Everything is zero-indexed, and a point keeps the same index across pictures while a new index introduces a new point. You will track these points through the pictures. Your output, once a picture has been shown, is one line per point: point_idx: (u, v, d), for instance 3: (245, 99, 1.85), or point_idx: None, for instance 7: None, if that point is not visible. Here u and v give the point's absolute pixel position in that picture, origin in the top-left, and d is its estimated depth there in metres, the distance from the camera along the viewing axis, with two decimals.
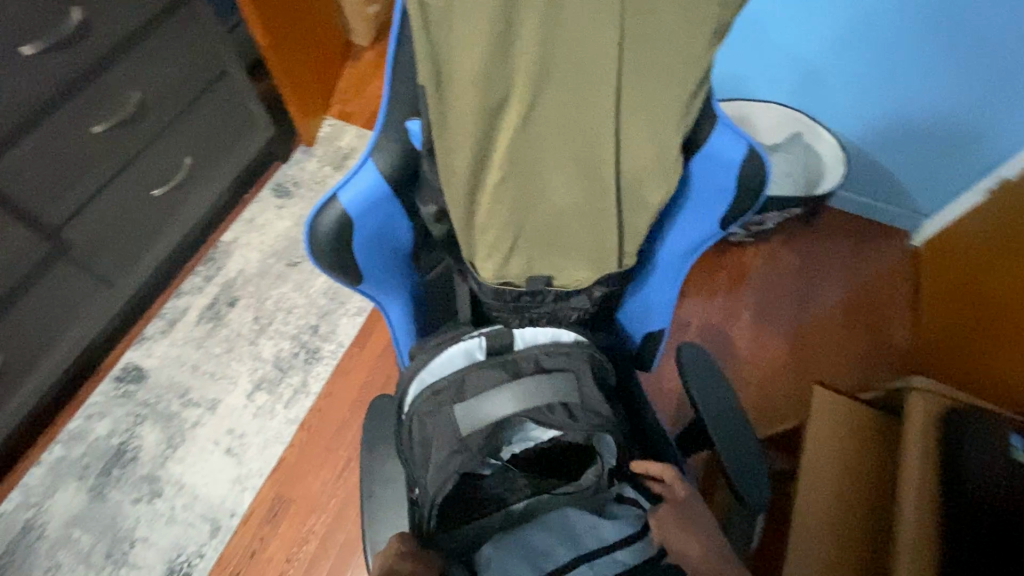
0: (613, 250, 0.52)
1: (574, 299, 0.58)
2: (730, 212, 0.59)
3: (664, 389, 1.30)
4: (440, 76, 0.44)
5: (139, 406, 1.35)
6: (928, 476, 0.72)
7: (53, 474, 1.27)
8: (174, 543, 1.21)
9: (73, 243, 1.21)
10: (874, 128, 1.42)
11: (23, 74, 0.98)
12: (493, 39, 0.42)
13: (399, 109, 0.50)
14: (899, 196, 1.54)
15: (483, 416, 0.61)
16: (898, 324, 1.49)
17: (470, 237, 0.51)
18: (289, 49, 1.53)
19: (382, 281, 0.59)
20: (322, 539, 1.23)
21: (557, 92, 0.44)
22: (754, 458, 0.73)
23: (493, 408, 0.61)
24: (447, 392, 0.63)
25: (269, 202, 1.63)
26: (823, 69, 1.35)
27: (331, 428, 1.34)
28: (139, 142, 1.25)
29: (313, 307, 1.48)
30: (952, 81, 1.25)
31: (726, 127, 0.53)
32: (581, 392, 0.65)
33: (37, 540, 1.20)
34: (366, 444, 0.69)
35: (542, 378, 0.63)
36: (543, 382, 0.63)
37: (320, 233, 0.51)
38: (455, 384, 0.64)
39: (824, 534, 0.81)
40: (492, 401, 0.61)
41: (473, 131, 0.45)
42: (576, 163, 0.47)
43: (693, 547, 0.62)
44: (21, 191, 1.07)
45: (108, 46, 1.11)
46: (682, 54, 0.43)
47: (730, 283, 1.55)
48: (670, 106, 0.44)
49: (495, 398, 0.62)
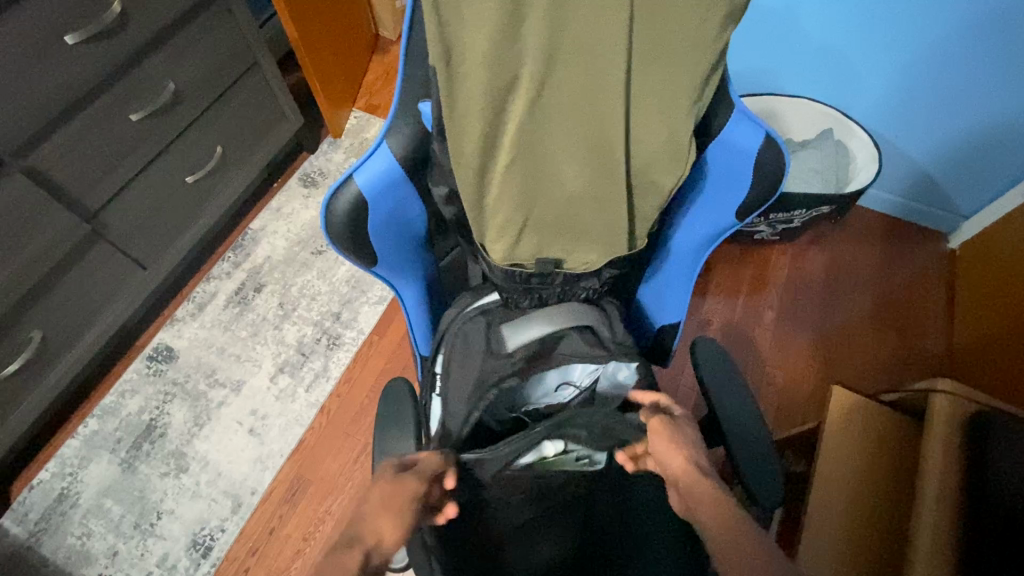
0: (624, 234, 0.51)
1: (583, 281, 0.58)
2: (745, 203, 0.58)
3: (681, 387, 1.29)
4: (450, 56, 0.44)
5: (169, 385, 1.40)
6: (950, 480, 0.70)
7: (87, 446, 1.33)
8: (198, 517, 1.26)
9: (110, 227, 1.26)
10: (911, 125, 1.37)
11: (66, 63, 1.03)
12: (505, 21, 0.42)
13: (413, 93, 0.50)
14: (934, 196, 1.48)
15: (522, 332, 0.62)
16: (930, 327, 1.44)
17: (479, 219, 0.52)
18: (318, 41, 1.56)
19: (396, 263, 0.60)
20: (338, 520, 1.26)
21: (567, 75, 0.44)
22: (767, 454, 0.72)
23: (528, 325, 0.63)
24: (492, 313, 0.65)
25: (296, 192, 1.67)
26: (857, 64, 1.31)
27: (350, 412, 1.37)
28: (173, 131, 1.30)
29: (336, 294, 1.52)
30: (994, 76, 1.20)
31: (743, 114, 0.52)
32: (610, 327, 0.66)
33: (71, 508, 1.26)
34: (379, 425, 0.71)
35: (576, 305, 0.65)
36: (569, 312, 0.64)
37: (335, 214, 0.52)
38: (499, 308, 0.66)
39: (838, 534, 0.79)
40: (530, 318, 0.63)
41: (484, 114, 0.45)
42: (587, 147, 0.47)
43: (674, 465, 0.60)
44: (62, 176, 1.12)
45: (146, 36, 1.15)
46: (694, 38, 0.42)
47: (754, 281, 1.52)
48: (682, 90, 0.44)
49: (533, 318, 0.63)
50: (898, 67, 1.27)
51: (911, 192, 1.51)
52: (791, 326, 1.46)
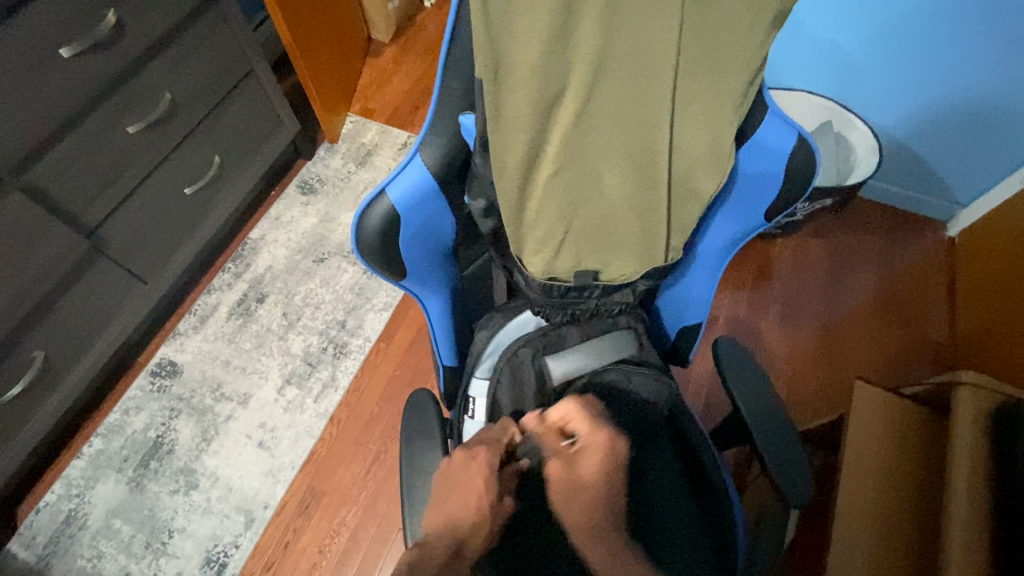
0: (663, 244, 0.51)
1: (617, 294, 0.57)
2: (776, 204, 0.57)
3: (693, 384, 1.30)
4: (497, 69, 0.42)
5: (174, 400, 1.38)
6: (978, 473, 0.70)
7: (93, 466, 1.30)
8: (210, 534, 1.24)
9: (110, 243, 1.23)
10: (910, 117, 1.38)
11: (61, 77, 1.00)
12: (552, 33, 0.40)
13: (445, 105, 0.49)
14: (935, 186, 1.49)
15: (566, 365, 0.66)
16: (934, 316, 1.45)
17: (518, 232, 0.51)
18: (312, 46, 1.54)
19: (425, 275, 0.59)
20: (353, 531, 1.24)
21: (613, 86, 0.43)
22: (796, 454, 0.72)
23: (573, 358, 0.66)
24: (534, 343, 0.66)
25: (295, 199, 1.65)
26: (857, 57, 1.31)
27: (360, 421, 1.36)
28: (170, 142, 1.27)
29: (340, 302, 1.50)
30: (996, 68, 1.21)
31: (776, 116, 0.52)
32: (641, 346, 0.70)
33: (79, 530, 1.24)
34: (406, 437, 0.70)
35: (608, 332, 0.68)
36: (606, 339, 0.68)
37: (366, 231, 0.50)
38: (539, 337, 0.67)
39: (865, 531, 0.79)
40: (572, 351, 0.66)
41: (527, 128, 0.44)
42: (630, 157, 0.46)
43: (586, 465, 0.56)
44: (60, 192, 1.09)
45: (141, 47, 1.13)
46: (742, 44, 0.41)
47: (758, 276, 1.53)
48: (727, 98, 0.43)
49: (575, 351, 0.67)
50: (899, 59, 1.27)
51: (911, 183, 1.52)
52: (799, 319, 1.46)
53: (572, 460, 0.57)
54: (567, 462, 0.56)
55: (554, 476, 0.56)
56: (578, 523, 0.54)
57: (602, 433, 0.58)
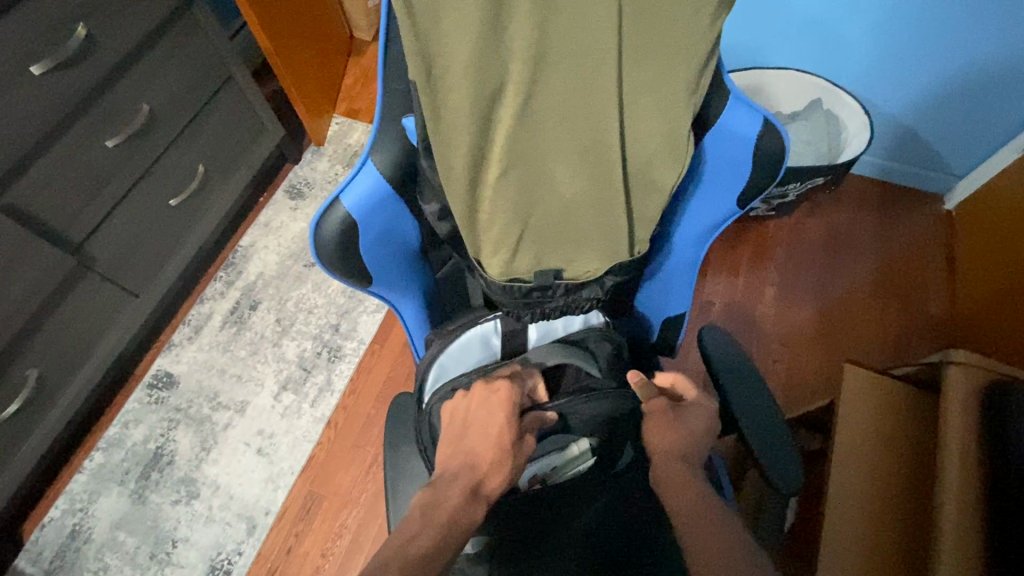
0: (625, 238, 0.49)
1: (586, 291, 0.55)
2: (747, 190, 0.56)
3: (689, 372, 1.29)
4: (431, 69, 0.42)
5: (172, 411, 1.39)
6: (970, 451, 0.69)
7: (95, 480, 1.31)
8: (213, 542, 1.25)
9: (97, 258, 1.23)
10: (900, 90, 1.35)
11: (35, 95, 1.00)
12: (484, 29, 0.39)
13: (392, 107, 0.48)
14: (929, 158, 1.46)
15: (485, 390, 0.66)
16: (933, 293, 1.43)
17: (474, 235, 0.50)
18: (291, 48, 1.52)
19: (391, 280, 0.58)
20: (354, 533, 1.25)
21: (556, 79, 0.41)
22: (784, 442, 0.71)
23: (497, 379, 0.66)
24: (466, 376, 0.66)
25: (284, 205, 1.65)
26: (844, 31, 1.28)
27: (357, 424, 1.36)
28: (152, 154, 1.27)
29: (332, 306, 1.50)
30: (987, 33, 1.17)
31: (739, 101, 0.50)
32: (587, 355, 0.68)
33: (85, 544, 1.25)
34: (388, 442, 0.70)
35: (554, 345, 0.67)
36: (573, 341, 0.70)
37: (324, 238, 0.50)
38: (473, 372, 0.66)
39: (859, 517, 0.78)
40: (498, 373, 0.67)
41: (470, 126, 0.43)
42: (580, 151, 0.44)
43: (698, 422, 0.66)
44: (42, 210, 1.09)
45: (115, 60, 1.12)
46: (686, 30, 0.40)
47: (752, 259, 1.51)
48: (677, 86, 0.42)
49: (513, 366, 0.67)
50: (885, 30, 1.24)
51: (905, 157, 1.49)
52: (794, 301, 1.45)
53: (678, 412, 0.66)
54: (675, 407, 0.66)
55: (656, 424, 0.65)
56: (662, 447, 0.64)
57: (705, 401, 0.68)
